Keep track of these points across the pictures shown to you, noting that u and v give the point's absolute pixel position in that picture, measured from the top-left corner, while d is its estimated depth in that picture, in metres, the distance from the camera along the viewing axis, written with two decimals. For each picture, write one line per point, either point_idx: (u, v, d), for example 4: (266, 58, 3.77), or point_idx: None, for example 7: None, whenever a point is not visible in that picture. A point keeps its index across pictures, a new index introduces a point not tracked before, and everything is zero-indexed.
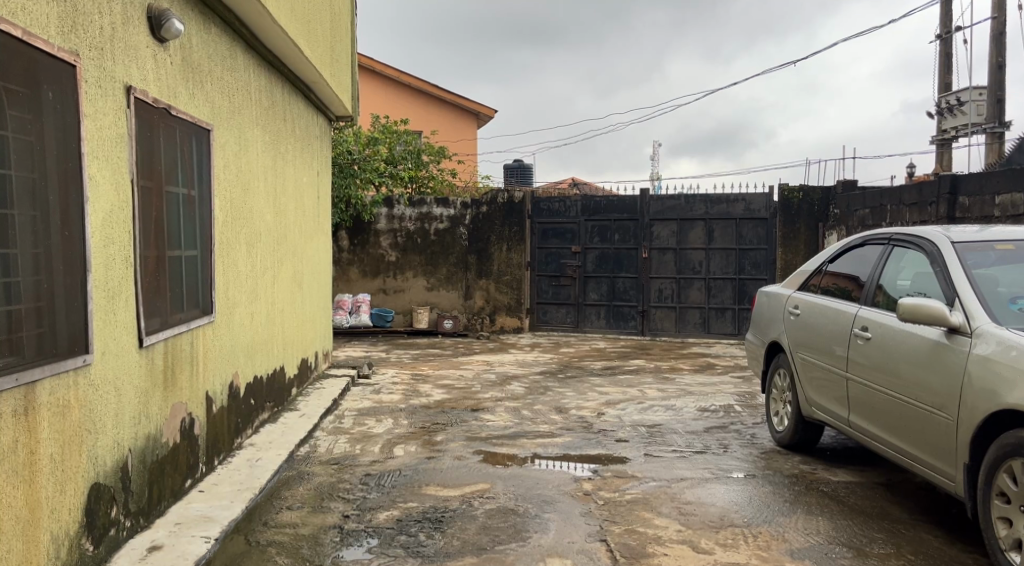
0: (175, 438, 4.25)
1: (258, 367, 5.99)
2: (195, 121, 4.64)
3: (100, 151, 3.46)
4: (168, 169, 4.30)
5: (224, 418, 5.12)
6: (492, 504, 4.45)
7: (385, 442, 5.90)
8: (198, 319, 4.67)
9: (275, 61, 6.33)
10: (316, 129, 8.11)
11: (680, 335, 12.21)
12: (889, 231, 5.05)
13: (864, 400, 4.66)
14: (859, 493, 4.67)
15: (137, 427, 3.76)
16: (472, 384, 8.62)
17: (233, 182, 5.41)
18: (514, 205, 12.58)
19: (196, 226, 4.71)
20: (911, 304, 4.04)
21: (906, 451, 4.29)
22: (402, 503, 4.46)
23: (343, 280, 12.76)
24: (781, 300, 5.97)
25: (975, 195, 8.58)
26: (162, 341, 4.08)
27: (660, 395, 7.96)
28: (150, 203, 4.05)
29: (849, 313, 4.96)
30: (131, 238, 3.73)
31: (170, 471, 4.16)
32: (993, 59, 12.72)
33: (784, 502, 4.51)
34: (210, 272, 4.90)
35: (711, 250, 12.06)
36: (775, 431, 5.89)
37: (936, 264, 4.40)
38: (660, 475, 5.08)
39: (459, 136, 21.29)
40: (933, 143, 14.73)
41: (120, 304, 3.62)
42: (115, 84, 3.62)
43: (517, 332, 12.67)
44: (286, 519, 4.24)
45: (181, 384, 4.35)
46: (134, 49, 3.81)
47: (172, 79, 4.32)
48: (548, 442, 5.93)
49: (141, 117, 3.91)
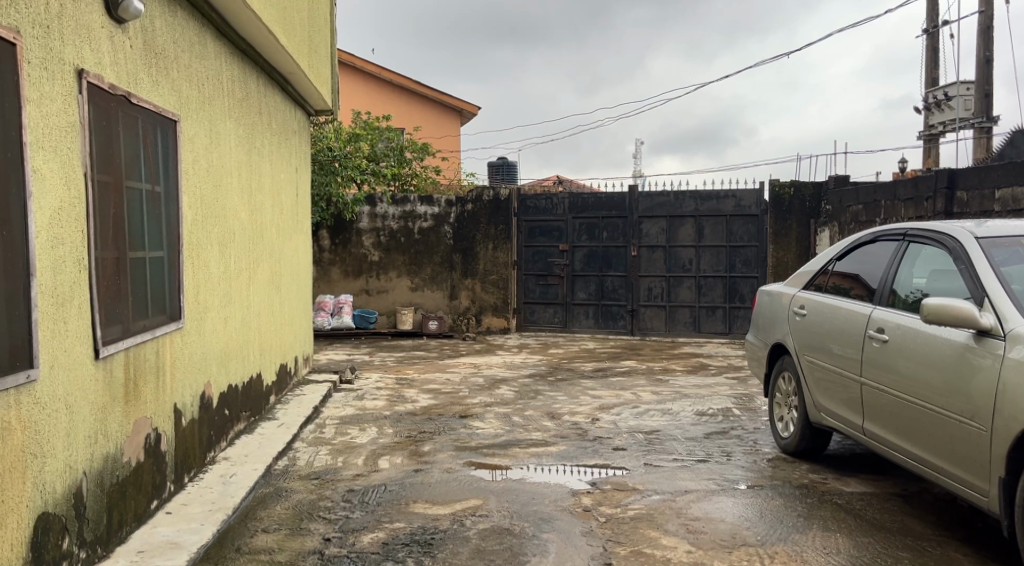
0: (139, 457, 3.89)
1: (233, 375, 5.63)
2: (160, 111, 4.28)
3: (46, 141, 3.10)
4: (129, 163, 3.94)
5: (194, 431, 4.76)
6: (485, 523, 4.12)
7: (369, 454, 5.55)
8: (165, 325, 4.31)
9: (248, 49, 5.96)
10: (294, 123, 7.75)
11: (670, 335, 11.93)
12: (902, 227, 4.75)
13: (876, 404, 4.38)
14: (876, 505, 4.38)
15: (93, 448, 3.39)
16: (460, 388, 8.28)
17: (203, 177, 5.04)
18: (500, 202, 12.24)
19: (162, 225, 4.35)
20: (937, 304, 3.78)
21: (925, 459, 4.02)
22: (389, 524, 4.11)
23: (324, 281, 12.42)
24: (783, 300, 5.67)
25: (975, 189, 8.32)
26: (122, 351, 3.72)
27: (655, 399, 7.65)
28: (107, 200, 3.69)
29: (859, 312, 4.67)
30: (85, 237, 3.36)
31: (133, 493, 3.81)
32: (980, 54, 12.45)
33: (798, 517, 4.21)
34: (178, 275, 4.53)
35: (700, 248, 11.80)
36: (780, 437, 5.58)
37: (960, 261, 4.10)
38: (663, 486, 4.77)
39: (444, 132, 20.82)
40: (920, 139, 14.50)
41: (71, 312, 3.24)
42: (64, 67, 3.25)
43: (504, 332, 12.33)
44: (261, 543, 3.89)
45: (145, 396, 3.99)
46: (87, 28, 3.45)
47: (133, 65, 3.96)
48: (541, 452, 5.61)
49: (95, 104, 3.55)
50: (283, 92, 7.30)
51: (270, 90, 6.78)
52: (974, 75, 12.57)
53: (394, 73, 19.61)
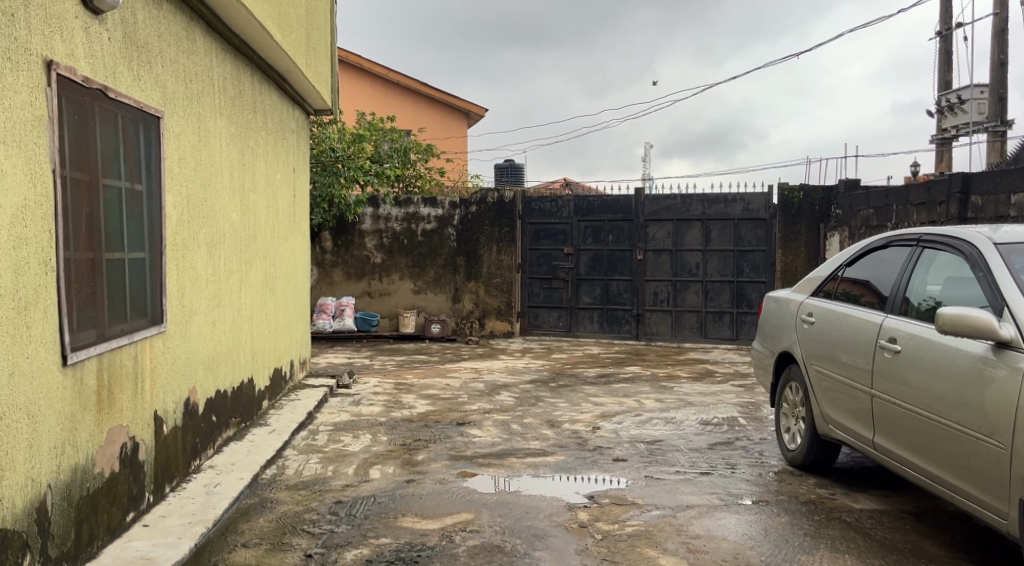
0: (113, 467, 3.72)
1: (222, 380, 5.46)
2: (142, 107, 4.11)
3: (8, 135, 2.94)
4: (106, 161, 3.77)
5: (177, 439, 4.59)
6: (475, 540, 3.94)
7: (361, 463, 5.38)
8: (145, 329, 4.15)
9: (242, 45, 5.80)
10: (292, 122, 7.59)
11: (676, 340, 11.71)
12: (917, 231, 4.54)
13: (888, 418, 4.18)
14: (887, 524, 4.19)
15: (60, 459, 3.24)
16: (459, 393, 8.09)
17: (190, 177, 4.88)
18: (504, 204, 12.07)
19: (144, 225, 4.18)
20: (953, 314, 3.57)
21: (939, 477, 3.82)
22: (374, 539, 3.93)
23: (326, 283, 12.24)
24: (791, 306, 5.47)
25: (989, 194, 8.08)
26: (96, 357, 3.56)
27: (659, 407, 7.45)
28: (81, 198, 3.53)
29: (870, 320, 4.47)
30: (52, 237, 3.20)
31: (105, 505, 3.64)
32: (994, 56, 12.21)
33: (805, 536, 4.01)
34: (161, 277, 4.36)
35: (708, 252, 11.58)
36: (786, 449, 5.37)
37: (977, 268, 3.90)
38: (664, 501, 4.58)
39: (448, 132, 20.70)
40: (933, 143, 14.25)
41: (36, 316, 3.08)
42: (31, 58, 3.10)
43: (507, 336, 12.14)
44: (239, 559, 3.72)
45: (121, 404, 3.82)
46: (59, 18, 3.30)
47: (112, 58, 3.79)
48: (538, 462, 5.41)
49: (68, 97, 3.39)
50: (279, 91, 7.12)
51: (265, 89, 6.62)
52: (988, 78, 12.31)
53: (399, 75, 19.46)
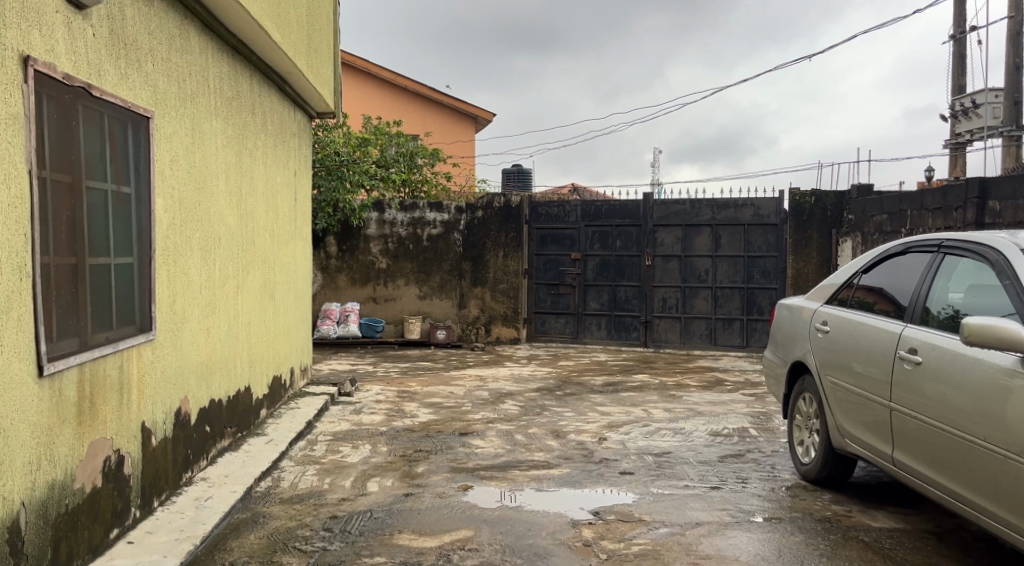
0: (95, 482, 3.56)
1: (216, 389, 5.30)
2: (130, 106, 3.96)
3: None
4: (90, 161, 3.61)
5: (167, 450, 4.43)
6: (474, 560, 3.77)
7: (359, 475, 5.20)
8: (132, 337, 3.98)
9: (240, 44, 5.66)
10: (293, 125, 7.44)
11: (685, 348, 11.51)
12: (938, 237, 4.34)
13: (905, 431, 3.98)
14: (907, 544, 3.99)
15: (34, 475, 3.09)
16: (463, 402, 7.91)
17: (183, 180, 4.73)
18: (511, 209, 11.91)
19: (131, 230, 4.02)
20: (981, 324, 3.37)
21: (958, 493, 3.63)
22: (368, 558, 3.76)
23: (330, 288, 12.09)
24: (804, 314, 5.27)
25: (1008, 199, 7.86)
26: (76, 367, 3.41)
27: (668, 417, 7.25)
28: (61, 201, 3.37)
29: (887, 330, 4.27)
30: (28, 241, 3.05)
31: (87, 522, 3.48)
32: (1010, 60, 11.98)
33: (821, 557, 3.82)
34: (150, 283, 4.20)
35: (718, 258, 11.37)
36: (799, 462, 5.18)
37: (1003, 275, 3.70)
38: (672, 518, 4.38)
39: (454, 137, 20.54)
40: (947, 147, 14.02)
41: (8, 325, 2.94)
42: (7, 53, 2.96)
43: (514, 343, 11.97)
44: None
45: (105, 416, 3.66)
46: (38, 12, 3.16)
47: (96, 54, 3.64)
48: (542, 475, 5.23)
49: (47, 95, 3.24)
50: (280, 93, 6.97)
51: (264, 90, 6.47)
52: (1003, 82, 12.07)
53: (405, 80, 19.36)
